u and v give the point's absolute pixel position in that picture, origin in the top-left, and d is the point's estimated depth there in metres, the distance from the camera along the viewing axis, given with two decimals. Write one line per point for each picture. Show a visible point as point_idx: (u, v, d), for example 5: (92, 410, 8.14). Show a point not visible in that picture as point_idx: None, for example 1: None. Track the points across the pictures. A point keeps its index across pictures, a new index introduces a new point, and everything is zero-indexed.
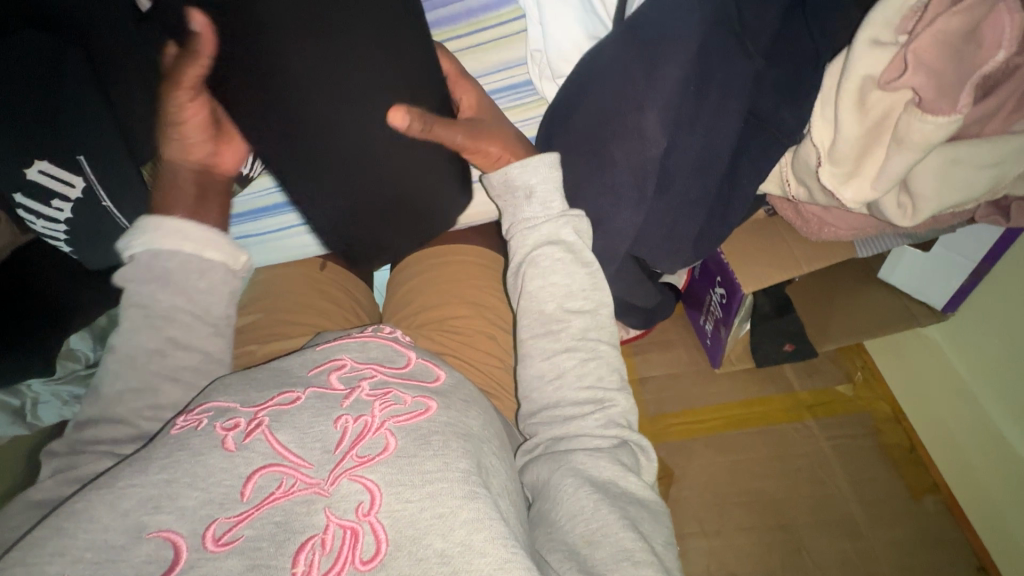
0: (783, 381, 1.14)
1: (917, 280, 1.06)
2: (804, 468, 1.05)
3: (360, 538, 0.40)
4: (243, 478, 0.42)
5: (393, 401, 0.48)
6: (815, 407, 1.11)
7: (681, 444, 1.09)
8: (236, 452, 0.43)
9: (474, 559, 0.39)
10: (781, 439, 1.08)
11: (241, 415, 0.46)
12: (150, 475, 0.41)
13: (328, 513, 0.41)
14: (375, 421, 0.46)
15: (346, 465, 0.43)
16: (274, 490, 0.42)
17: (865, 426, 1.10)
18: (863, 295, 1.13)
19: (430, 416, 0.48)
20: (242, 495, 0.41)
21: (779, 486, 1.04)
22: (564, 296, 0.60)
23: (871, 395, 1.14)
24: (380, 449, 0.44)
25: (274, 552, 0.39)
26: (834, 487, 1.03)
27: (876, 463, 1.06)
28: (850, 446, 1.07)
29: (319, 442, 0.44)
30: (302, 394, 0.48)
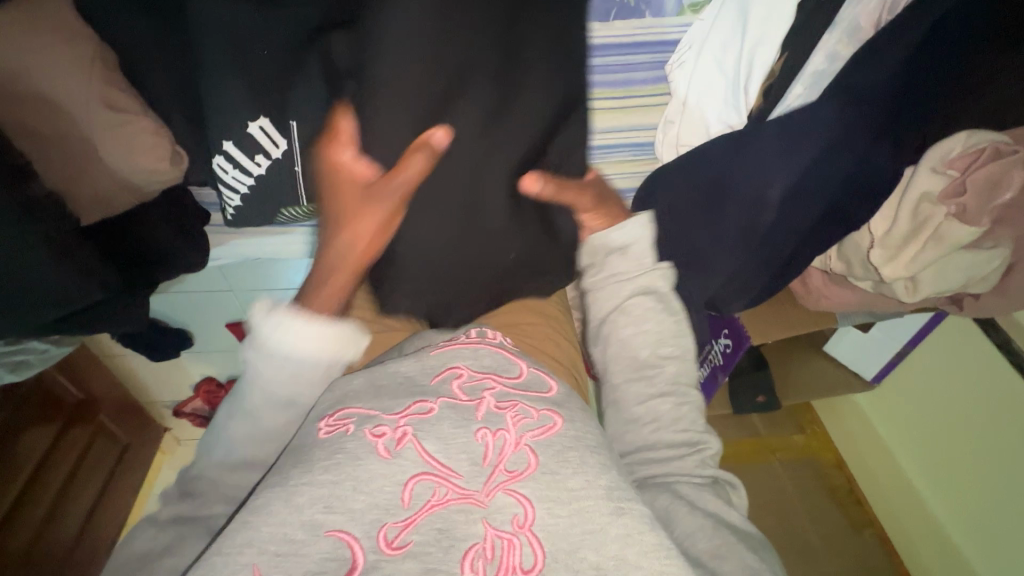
0: (771, 465, 1.39)
1: (860, 356, 1.21)
2: (781, 518, 1.30)
3: (519, 549, 0.41)
4: (401, 484, 0.43)
5: (522, 413, 0.50)
6: (777, 451, 1.42)
7: None
8: (393, 460, 0.45)
9: (631, 571, 0.41)
10: (758, 484, 1.35)
11: (386, 423, 0.48)
12: (316, 475, 0.43)
13: (487, 523, 0.42)
14: (513, 436, 0.48)
15: (498, 479, 0.45)
16: (430, 498, 0.43)
17: (814, 471, 1.40)
18: (818, 363, 1.24)
19: (560, 431, 0.49)
20: (403, 501, 0.43)
21: (771, 531, 1.28)
22: (656, 340, 0.63)
23: (820, 445, 1.44)
24: (526, 466, 0.46)
25: (443, 557, 0.40)
26: (802, 527, 1.30)
27: (822, 503, 1.35)
28: (807, 491, 1.36)
29: (466, 454, 0.46)
30: (436, 405, 0.50)
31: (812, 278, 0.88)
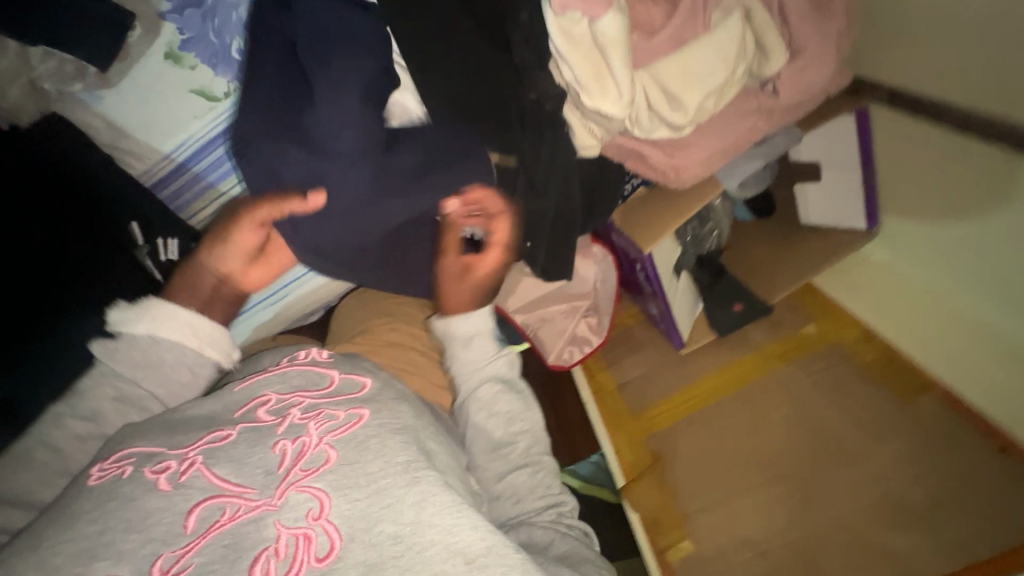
0: (745, 342, 1.01)
1: (835, 211, 0.97)
2: (789, 415, 0.91)
3: (314, 539, 0.40)
4: (184, 512, 0.41)
5: (326, 418, 0.47)
6: (786, 352, 0.97)
7: (666, 432, 0.97)
8: (173, 491, 0.42)
9: (425, 530, 0.40)
10: (761, 391, 0.95)
11: (172, 458, 0.45)
12: (80, 528, 0.40)
13: (279, 524, 0.40)
14: (313, 439, 0.45)
15: (292, 479, 0.42)
16: (218, 518, 0.41)
17: (841, 351, 0.93)
18: (804, 252, 1.01)
19: (365, 423, 0.46)
20: (185, 527, 0.40)
21: (771, 438, 0.90)
22: (506, 419, 0.68)
23: (836, 320, 0.96)
24: (323, 462, 0.43)
25: (228, 570, 0.38)
26: (819, 417, 0.89)
27: (860, 388, 0.88)
28: (834, 377, 0.91)
29: (260, 467, 0.43)
30: (232, 431, 0.47)
31: (650, 157, 0.70)
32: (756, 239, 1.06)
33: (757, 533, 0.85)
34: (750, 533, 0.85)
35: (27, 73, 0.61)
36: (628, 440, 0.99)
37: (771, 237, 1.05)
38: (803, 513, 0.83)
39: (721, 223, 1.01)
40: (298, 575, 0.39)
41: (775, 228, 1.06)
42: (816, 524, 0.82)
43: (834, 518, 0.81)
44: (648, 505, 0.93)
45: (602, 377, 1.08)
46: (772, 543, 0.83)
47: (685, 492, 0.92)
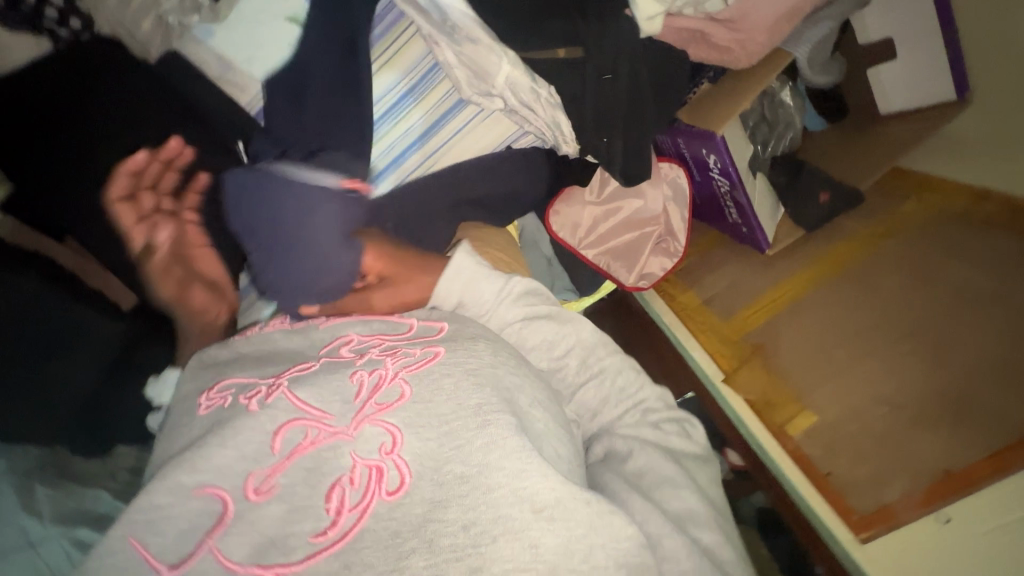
0: (841, 229, 0.97)
1: (911, 91, 0.99)
2: (903, 283, 0.83)
3: (386, 473, 0.41)
4: (271, 433, 0.44)
5: (403, 355, 0.48)
6: (891, 232, 0.91)
7: (767, 321, 0.93)
8: (260, 411, 0.45)
9: (493, 474, 0.41)
10: (862, 268, 0.89)
11: (263, 385, 0.48)
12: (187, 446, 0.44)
13: (354, 454, 0.42)
14: (389, 372, 0.46)
15: (367, 412, 0.44)
16: (300, 441, 0.43)
17: (954, 218, 0.86)
18: (887, 130, 1.03)
19: (440, 360, 0.47)
20: (272, 448, 0.43)
21: (886, 307, 0.82)
22: (547, 345, 0.63)
23: (936, 197, 0.91)
24: (397, 397, 0.45)
25: (310, 493, 0.41)
26: (937, 278, 0.80)
27: (973, 240, 0.81)
28: (944, 242, 0.84)
29: (337, 395, 0.45)
30: (316, 363, 0.49)
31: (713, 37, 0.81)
32: (841, 140, 1.08)
33: (898, 393, 0.74)
34: (887, 395, 0.75)
35: (157, 8, 0.67)
36: (724, 338, 0.95)
37: (847, 133, 1.08)
38: (940, 367, 0.73)
39: (794, 121, 1.04)
40: (369, 505, 0.40)
41: (857, 125, 1.08)
42: (959, 370, 0.71)
43: (974, 355, 0.71)
44: (756, 389, 0.87)
45: (688, 296, 1.04)
46: (917, 398, 0.73)
47: (796, 371, 0.85)
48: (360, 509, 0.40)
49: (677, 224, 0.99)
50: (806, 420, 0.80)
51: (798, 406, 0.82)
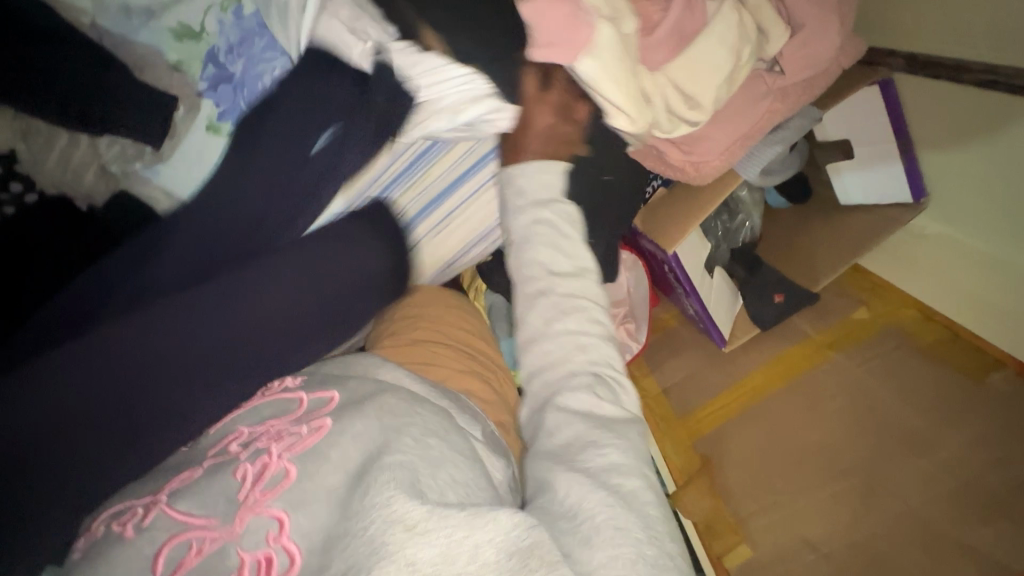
0: (795, 332, 0.96)
1: (873, 187, 0.97)
2: (844, 408, 0.85)
3: (275, 561, 0.40)
4: (151, 556, 0.40)
5: (288, 436, 0.46)
6: (838, 342, 0.92)
7: (717, 432, 0.89)
8: (134, 538, 0.41)
9: (368, 511, 0.39)
10: (809, 384, 0.89)
11: (138, 506, 0.44)
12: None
13: (241, 550, 0.40)
14: (273, 458, 0.44)
15: (251, 502, 0.42)
16: (185, 554, 0.40)
17: (896, 338, 0.90)
18: (840, 224, 1.01)
19: (326, 432, 0.45)
20: (155, 565, 0.40)
21: (827, 430, 0.84)
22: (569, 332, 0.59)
23: (887, 303, 0.95)
24: (284, 478, 0.42)
25: None
26: (881, 409, 0.83)
27: (915, 366, 0.85)
28: (886, 365, 0.87)
29: (221, 495, 0.43)
30: (197, 469, 0.46)
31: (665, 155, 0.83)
32: (794, 222, 1.05)
33: (825, 534, 0.77)
34: (814, 535, 0.77)
35: (99, 161, 0.75)
36: (675, 441, 0.91)
37: (805, 223, 1.04)
38: (869, 507, 0.77)
39: (751, 212, 1.01)
40: None
41: (818, 217, 1.03)
42: (887, 521, 0.75)
43: (906, 514, 0.75)
44: (708, 514, 0.83)
45: (646, 384, 0.99)
46: (839, 542, 0.76)
47: (742, 494, 0.84)
48: None
49: (642, 308, 0.98)
50: (742, 552, 0.80)
51: (734, 531, 0.82)
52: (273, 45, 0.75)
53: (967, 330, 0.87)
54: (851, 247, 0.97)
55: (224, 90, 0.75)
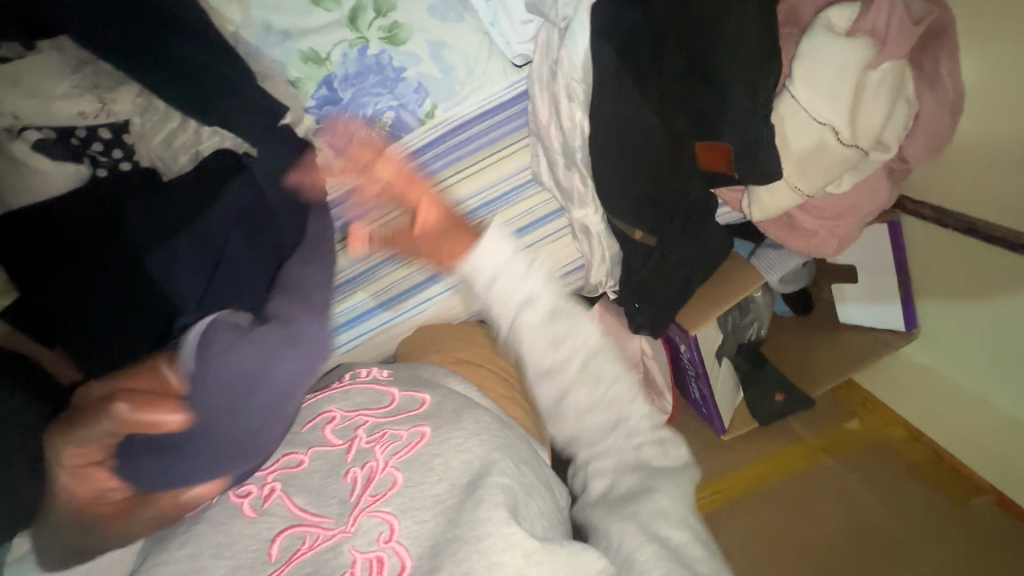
0: (789, 433, 1.04)
1: (874, 314, 1.06)
2: (837, 507, 0.91)
3: (386, 562, 0.42)
4: (268, 540, 0.44)
5: (390, 440, 0.49)
6: (830, 447, 1.00)
7: (712, 516, 0.94)
8: (257, 517, 0.46)
9: (481, 532, 0.42)
10: (805, 484, 0.96)
11: (253, 483, 0.50)
12: (175, 554, 0.44)
13: (353, 549, 0.43)
14: (380, 463, 0.47)
15: (363, 505, 0.45)
16: (298, 547, 0.44)
17: (884, 455, 0.99)
18: (839, 338, 1.10)
19: (427, 440, 0.49)
20: (270, 556, 0.43)
21: (821, 528, 0.90)
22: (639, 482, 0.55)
23: (876, 421, 1.05)
24: (391, 485, 0.46)
25: None
26: (873, 515, 0.90)
27: (902, 481, 0.94)
28: (876, 476, 0.94)
29: (335, 497, 0.46)
30: (306, 455, 0.51)
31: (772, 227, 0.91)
32: (799, 328, 1.14)
33: None
34: None
35: (197, 145, 0.79)
36: None
37: (807, 332, 1.13)
38: None
39: (760, 315, 1.08)
40: None
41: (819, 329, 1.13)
42: None
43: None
44: None
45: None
46: None
47: None
48: None
49: (658, 381, 1.05)
50: None
51: None
52: (391, 86, 0.83)
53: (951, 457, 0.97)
54: (848, 363, 1.06)
55: (329, 111, 0.84)
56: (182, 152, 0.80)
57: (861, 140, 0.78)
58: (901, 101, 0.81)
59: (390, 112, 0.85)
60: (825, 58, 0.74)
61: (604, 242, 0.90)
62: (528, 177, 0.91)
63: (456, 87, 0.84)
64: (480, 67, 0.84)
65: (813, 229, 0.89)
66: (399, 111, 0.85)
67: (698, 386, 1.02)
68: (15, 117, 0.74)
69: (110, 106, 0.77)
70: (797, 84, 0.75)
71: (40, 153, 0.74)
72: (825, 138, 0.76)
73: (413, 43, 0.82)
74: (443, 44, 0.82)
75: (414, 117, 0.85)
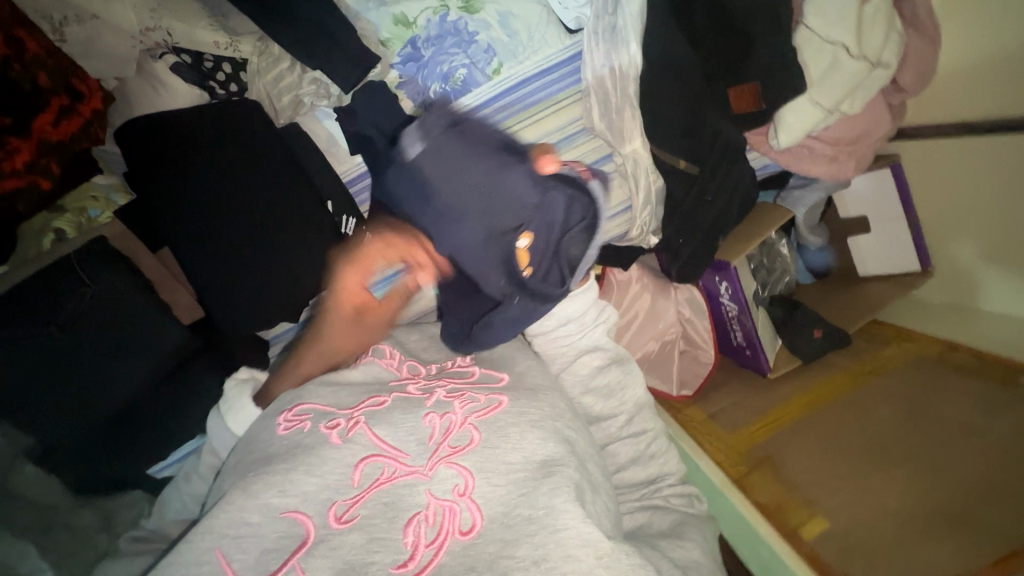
0: (828, 368, 1.04)
1: (893, 255, 1.13)
2: (895, 409, 0.88)
3: (459, 513, 0.45)
4: (351, 466, 0.47)
5: (469, 399, 0.53)
6: (877, 371, 0.99)
7: (768, 441, 0.92)
8: (343, 444, 0.49)
9: (558, 515, 0.45)
10: (858, 396, 0.93)
11: (341, 417, 0.52)
12: (274, 465, 0.48)
13: (430, 494, 0.46)
14: (459, 418, 0.51)
15: (442, 453, 0.48)
16: (378, 476, 0.47)
17: (934, 363, 0.96)
18: (863, 288, 1.17)
19: (504, 408, 0.52)
20: (352, 480, 0.47)
21: (882, 426, 0.86)
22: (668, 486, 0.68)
23: (918, 346, 1.02)
24: (468, 442, 0.49)
25: (387, 526, 0.44)
26: (933, 408, 0.86)
27: (956, 377, 0.91)
28: (926, 380, 0.92)
29: (413, 435, 0.49)
30: (388, 397, 0.54)
31: (794, 158, 0.90)
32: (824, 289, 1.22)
33: (905, 506, 0.75)
34: (897, 504, 0.75)
35: (297, 90, 0.81)
36: (729, 449, 0.93)
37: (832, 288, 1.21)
38: (938, 478, 0.76)
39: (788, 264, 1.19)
40: (444, 542, 0.44)
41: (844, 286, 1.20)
42: (956, 486, 0.74)
43: (967, 475, 0.74)
44: (769, 496, 0.82)
45: (692, 411, 1.06)
46: (920, 511, 0.73)
47: (807, 482, 0.83)
48: (435, 546, 0.43)
49: (699, 339, 1.08)
50: (815, 526, 0.76)
51: (804, 511, 0.79)
52: (465, 47, 0.81)
53: None
54: (874, 304, 1.11)
55: (412, 68, 0.82)
56: (284, 94, 0.81)
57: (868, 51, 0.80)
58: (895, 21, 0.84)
59: (463, 70, 0.82)
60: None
61: (652, 174, 0.88)
62: (583, 127, 0.89)
63: (521, 50, 0.82)
64: (540, 32, 0.82)
65: (834, 152, 0.90)
66: (470, 69, 0.82)
67: (741, 329, 1.04)
68: (169, 33, 0.78)
69: (237, 44, 0.80)
70: (811, 16, 0.78)
71: (175, 75, 0.79)
72: (839, 56, 0.79)
73: (487, 11, 0.80)
74: (511, 13, 0.81)
75: (482, 75, 0.82)
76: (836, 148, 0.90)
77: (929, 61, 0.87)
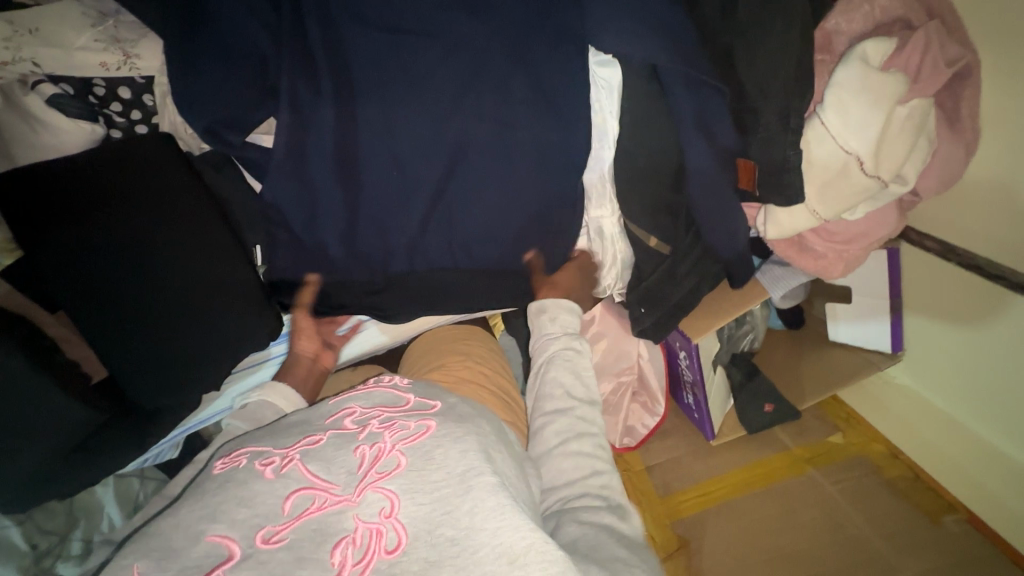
0: (776, 444, 1.18)
1: (861, 332, 1.19)
2: (819, 519, 1.07)
3: (384, 534, 0.46)
4: (282, 497, 0.49)
5: (398, 428, 0.54)
6: (813, 459, 1.16)
7: (695, 517, 1.09)
8: (276, 480, 0.50)
9: (476, 535, 0.46)
10: (790, 490, 1.11)
11: (275, 454, 0.53)
12: (205, 501, 0.49)
13: (357, 517, 0.47)
14: (388, 445, 0.52)
15: (369, 480, 0.50)
16: (308, 507, 0.48)
17: (867, 467, 1.15)
18: (826, 356, 1.22)
19: (431, 433, 0.54)
20: (282, 509, 0.48)
21: (798, 537, 1.05)
22: (569, 456, 0.69)
23: (861, 437, 1.20)
24: (395, 466, 0.51)
25: (314, 548, 0.45)
26: (852, 526, 1.05)
27: (886, 502, 1.09)
28: (857, 490, 1.10)
29: (344, 467, 0.51)
30: (324, 435, 0.55)
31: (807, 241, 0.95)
32: (787, 353, 1.26)
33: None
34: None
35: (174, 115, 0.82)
36: (657, 522, 1.10)
37: (793, 347, 1.26)
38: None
39: (757, 326, 1.17)
40: (370, 563, 0.45)
41: (812, 346, 1.25)
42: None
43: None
44: None
45: (632, 459, 1.21)
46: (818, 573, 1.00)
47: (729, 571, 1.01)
48: (361, 566, 0.45)
49: (652, 384, 1.15)
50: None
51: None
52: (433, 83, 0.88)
53: (927, 474, 1.13)
54: (839, 378, 1.18)
55: None
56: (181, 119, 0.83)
57: (880, 172, 0.83)
58: (921, 140, 0.85)
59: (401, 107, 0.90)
60: (856, 85, 0.78)
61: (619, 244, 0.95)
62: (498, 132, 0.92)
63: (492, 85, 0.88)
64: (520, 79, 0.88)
65: (823, 251, 0.96)
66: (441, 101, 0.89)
67: (693, 392, 1.14)
68: (36, 62, 0.75)
69: (133, 60, 0.78)
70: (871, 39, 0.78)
71: (55, 110, 0.77)
72: (847, 165, 0.81)
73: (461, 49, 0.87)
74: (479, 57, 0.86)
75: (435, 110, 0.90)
76: (825, 243, 0.95)
77: (952, 173, 0.91)
